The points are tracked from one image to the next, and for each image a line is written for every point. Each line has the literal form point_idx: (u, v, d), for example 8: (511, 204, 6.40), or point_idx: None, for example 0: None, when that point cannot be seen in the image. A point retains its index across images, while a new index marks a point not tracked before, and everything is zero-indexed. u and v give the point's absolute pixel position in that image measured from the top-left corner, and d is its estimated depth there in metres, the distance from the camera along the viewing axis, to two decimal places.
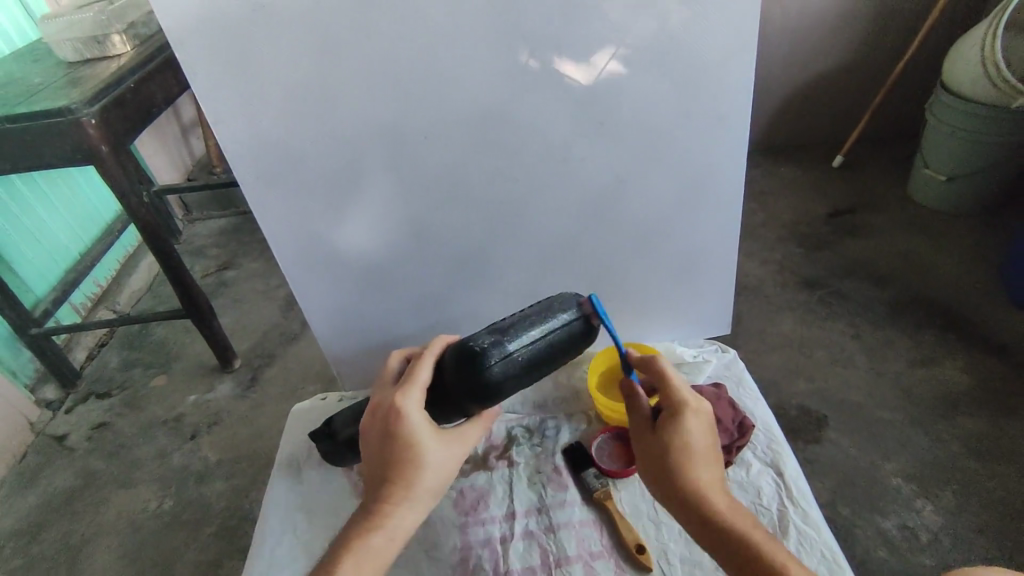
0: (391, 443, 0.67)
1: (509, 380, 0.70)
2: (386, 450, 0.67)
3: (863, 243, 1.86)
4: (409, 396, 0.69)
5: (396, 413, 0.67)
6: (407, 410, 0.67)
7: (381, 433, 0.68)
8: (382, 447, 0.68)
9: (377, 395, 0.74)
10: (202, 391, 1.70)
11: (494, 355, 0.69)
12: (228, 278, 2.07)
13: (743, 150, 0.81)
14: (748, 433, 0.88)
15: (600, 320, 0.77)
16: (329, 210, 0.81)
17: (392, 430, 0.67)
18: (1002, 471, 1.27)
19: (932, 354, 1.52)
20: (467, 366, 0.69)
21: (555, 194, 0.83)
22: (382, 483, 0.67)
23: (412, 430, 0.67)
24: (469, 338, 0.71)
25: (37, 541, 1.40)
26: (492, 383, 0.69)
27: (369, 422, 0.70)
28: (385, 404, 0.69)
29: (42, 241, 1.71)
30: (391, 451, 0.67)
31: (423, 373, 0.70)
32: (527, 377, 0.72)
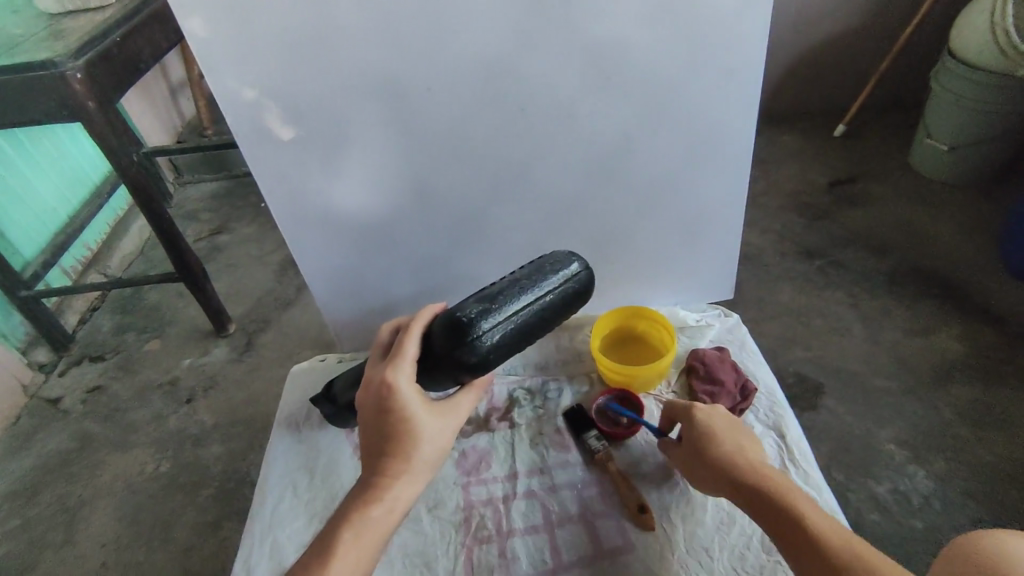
0: (381, 418, 0.66)
1: (499, 350, 0.68)
2: (377, 425, 0.66)
3: (864, 213, 1.85)
4: (398, 370, 0.67)
5: (384, 389, 0.66)
6: (395, 384, 0.66)
7: (374, 408, 0.66)
8: (374, 422, 0.67)
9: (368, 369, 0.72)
10: (197, 355, 1.69)
11: (481, 325, 0.66)
12: (221, 242, 2.04)
13: (754, 109, 0.79)
14: (751, 395, 0.87)
15: (594, 281, 0.74)
16: (328, 168, 0.79)
17: (381, 405, 0.66)
18: (994, 437, 1.29)
19: (929, 323, 1.52)
20: (453, 337, 0.67)
21: (560, 153, 0.81)
22: (375, 457, 0.66)
23: (402, 404, 0.65)
24: (457, 308, 0.69)
25: (35, 503, 1.40)
26: (482, 353, 0.67)
27: (361, 397, 0.68)
28: (373, 379, 0.67)
29: (29, 202, 1.67)
30: (382, 426, 0.66)
31: (410, 346, 0.68)
32: (520, 344, 0.70)
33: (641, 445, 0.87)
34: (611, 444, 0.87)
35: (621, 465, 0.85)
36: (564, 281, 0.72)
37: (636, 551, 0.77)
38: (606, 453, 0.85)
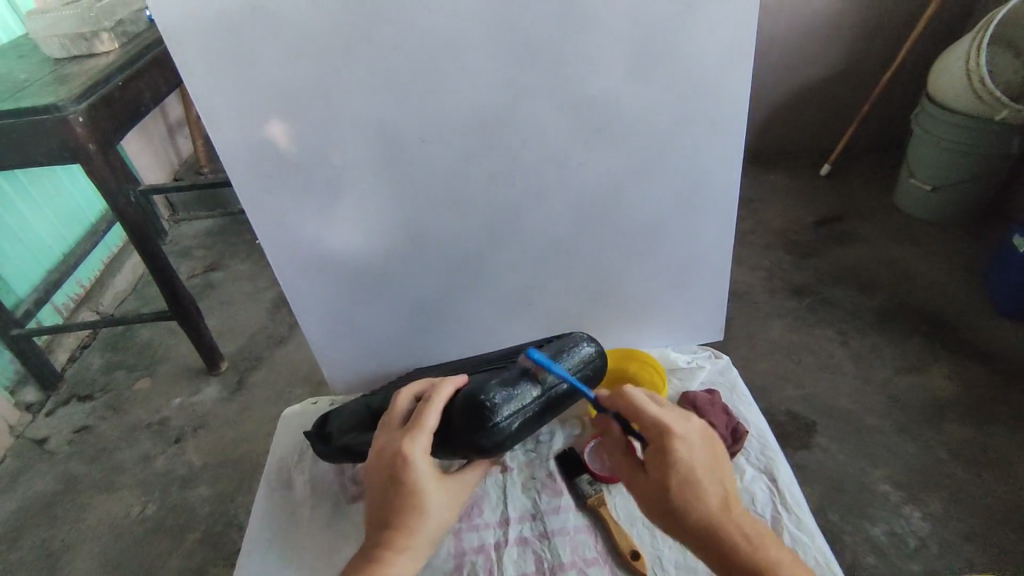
0: (394, 488, 0.63)
1: (514, 435, 0.71)
2: (389, 496, 0.64)
3: (851, 251, 1.88)
4: (417, 440, 0.65)
5: (401, 458, 0.63)
6: (413, 455, 0.64)
7: (386, 477, 0.64)
8: (383, 490, 0.64)
9: (380, 434, 0.68)
10: (187, 394, 1.68)
11: (502, 410, 0.69)
12: (215, 279, 2.04)
13: (740, 157, 0.82)
14: (743, 439, 0.84)
15: (605, 367, 0.79)
16: (325, 214, 0.81)
17: (396, 474, 0.63)
18: (987, 476, 1.29)
19: (919, 361, 1.53)
20: (475, 418, 0.68)
21: (551, 199, 0.83)
22: (380, 529, 0.63)
23: (416, 477, 0.63)
24: (478, 387, 0.70)
25: (15, 548, 1.37)
26: (499, 437, 0.70)
27: (373, 461, 0.66)
28: (389, 446, 0.65)
29: (24, 239, 1.68)
30: (394, 497, 0.63)
31: (432, 415, 0.66)
32: (534, 424, 0.73)
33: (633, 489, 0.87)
34: (603, 487, 0.87)
35: (613, 511, 0.84)
36: (578, 368, 0.76)
37: None
38: (599, 497, 0.85)
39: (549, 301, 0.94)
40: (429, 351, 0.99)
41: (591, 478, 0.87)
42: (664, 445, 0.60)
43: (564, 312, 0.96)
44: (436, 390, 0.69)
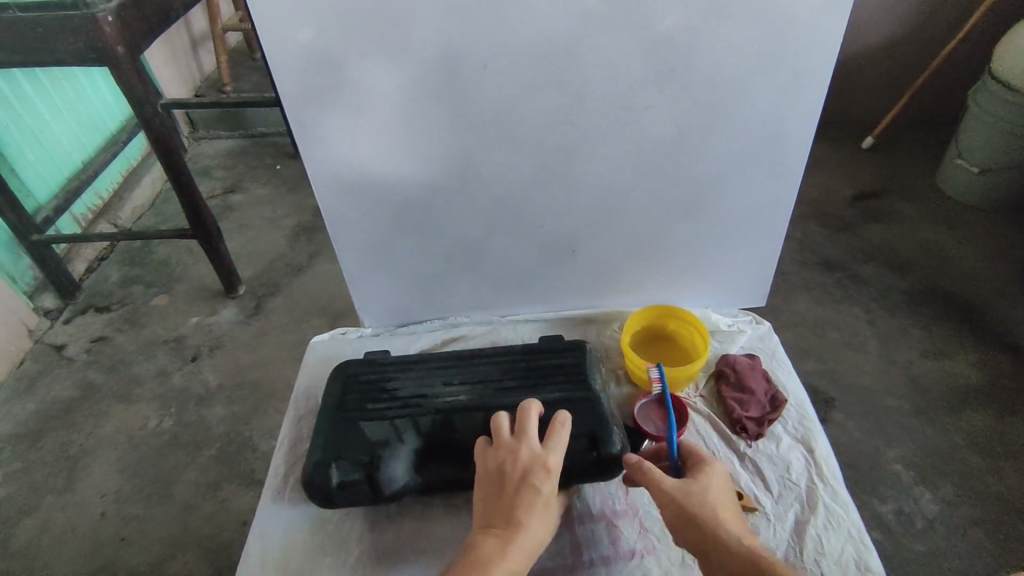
0: (527, 491, 0.64)
1: None
2: (521, 497, 0.63)
3: (888, 229, 1.82)
4: (550, 452, 0.68)
5: (540, 468, 0.66)
6: (553, 466, 0.66)
7: (519, 481, 0.65)
8: (512, 493, 0.64)
9: (505, 441, 0.69)
10: (204, 314, 1.67)
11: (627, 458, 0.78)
12: (234, 202, 2.01)
13: (816, 114, 0.77)
14: (781, 406, 0.83)
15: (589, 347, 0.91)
16: (375, 138, 0.77)
17: (534, 478, 0.65)
18: (1001, 465, 1.29)
19: (945, 346, 1.51)
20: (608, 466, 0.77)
21: (612, 142, 0.78)
22: (498, 527, 0.62)
23: (550, 489, 0.65)
24: (605, 445, 0.77)
25: (34, 448, 1.39)
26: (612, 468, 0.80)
27: (502, 463, 0.67)
28: (523, 456, 0.67)
29: (45, 144, 1.64)
30: (525, 497, 0.63)
31: (564, 439, 0.69)
32: None
33: (690, 440, 0.82)
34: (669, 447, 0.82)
35: None
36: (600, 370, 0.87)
37: (658, 554, 0.75)
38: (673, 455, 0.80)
39: (593, 251, 0.91)
40: (465, 291, 0.97)
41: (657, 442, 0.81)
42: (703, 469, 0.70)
43: (606, 264, 0.94)
44: (562, 418, 0.72)
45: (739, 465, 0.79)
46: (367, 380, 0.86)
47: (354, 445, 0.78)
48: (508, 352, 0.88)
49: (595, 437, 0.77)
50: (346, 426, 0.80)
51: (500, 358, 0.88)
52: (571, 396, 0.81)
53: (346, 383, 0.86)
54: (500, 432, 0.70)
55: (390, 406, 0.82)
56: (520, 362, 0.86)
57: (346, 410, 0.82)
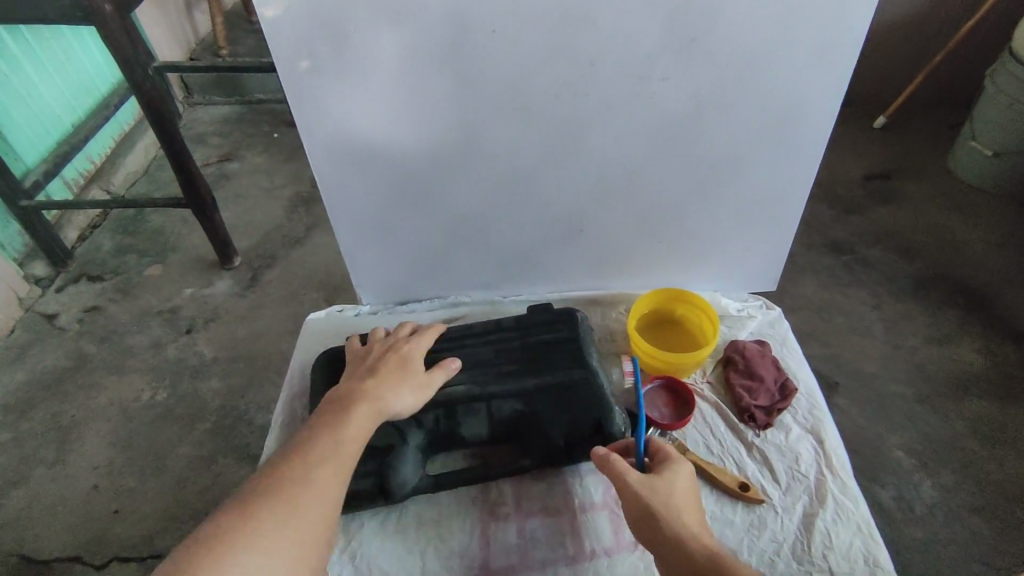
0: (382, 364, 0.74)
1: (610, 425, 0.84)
2: (368, 376, 0.72)
3: (899, 212, 1.78)
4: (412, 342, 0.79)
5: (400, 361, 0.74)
6: (411, 364, 0.75)
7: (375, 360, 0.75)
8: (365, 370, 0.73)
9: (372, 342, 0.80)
10: (199, 286, 1.64)
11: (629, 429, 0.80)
12: (230, 170, 1.96)
13: (841, 92, 0.73)
14: (791, 395, 0.81)
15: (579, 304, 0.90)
16: (374, 106, 0.73)
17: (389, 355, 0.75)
18: (1003, 453, 1.28)
19: (951, 333, 1.49)
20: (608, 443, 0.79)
21: (624, 117, 0.74)
22: (352, 391, 0.69)
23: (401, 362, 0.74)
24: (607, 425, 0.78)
25: (26, 419, 1.38)
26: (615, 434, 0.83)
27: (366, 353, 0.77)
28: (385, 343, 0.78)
29: (33, 107, 1.58)
30: (381, 376, 0.72)
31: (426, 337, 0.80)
32: None
33: (696, 429, 0.80)
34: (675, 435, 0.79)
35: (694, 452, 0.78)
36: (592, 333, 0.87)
37: None
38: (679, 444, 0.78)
39: (600, 229, 0.88)
40: (466, 269, 0.94)
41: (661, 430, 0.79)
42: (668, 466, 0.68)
43: (613, 245, 0.90)
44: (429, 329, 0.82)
45: (746, 455, 0.77)
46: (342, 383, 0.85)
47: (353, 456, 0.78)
48: (481, 330, 0.87)
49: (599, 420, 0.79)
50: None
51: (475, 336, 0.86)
52: (572, 376, 0.80)
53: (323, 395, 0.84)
54: (372, 337, 0.82)
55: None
56: (502, 339, 0.85)
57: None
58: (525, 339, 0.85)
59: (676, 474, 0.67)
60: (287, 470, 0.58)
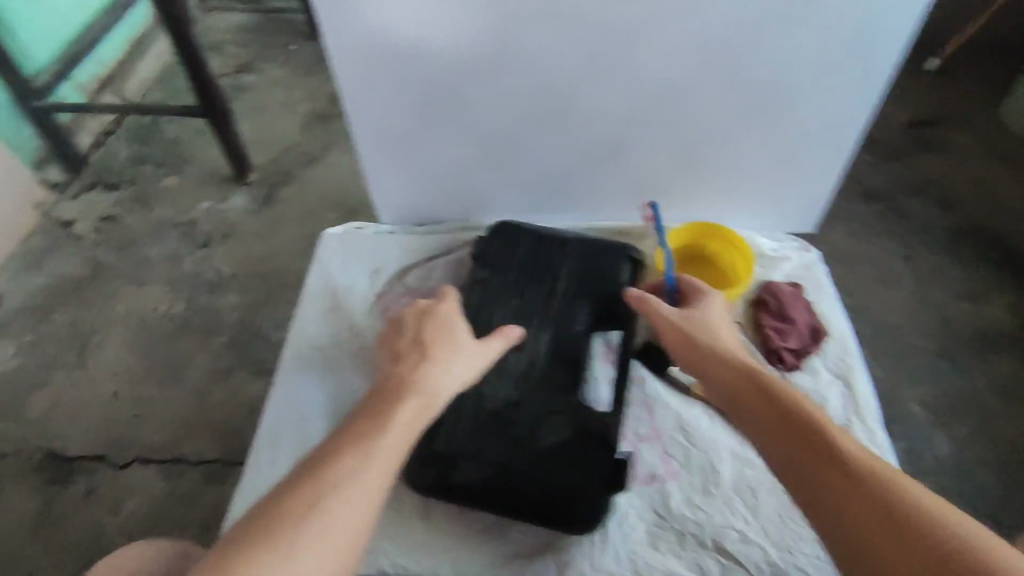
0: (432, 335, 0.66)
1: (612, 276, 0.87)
2: (419, 359, 0.63)
3: (943, 160, 1.68)
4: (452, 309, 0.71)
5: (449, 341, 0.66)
6: (460, 337, 0.67)
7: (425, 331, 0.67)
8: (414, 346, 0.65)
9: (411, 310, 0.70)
10: (215, 200, 1.61)
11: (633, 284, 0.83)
12: (246, 82, 1.89)
13: (919, 12, 0.66)
14: (822, 340, 0.79)
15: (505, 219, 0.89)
16: (404, 4, 0.68)
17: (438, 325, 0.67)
18: (1021, 412, 1.26)
19: (983, 289, 1.44)
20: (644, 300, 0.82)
21: (676, 29, 0.68)
22: (404, 376, 0.60)
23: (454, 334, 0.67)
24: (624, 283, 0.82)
25: (47, 323, 1.39)
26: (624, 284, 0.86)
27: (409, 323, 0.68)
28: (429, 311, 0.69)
29: (43, 3, 1.51)
30: (437, 352, 0.64)
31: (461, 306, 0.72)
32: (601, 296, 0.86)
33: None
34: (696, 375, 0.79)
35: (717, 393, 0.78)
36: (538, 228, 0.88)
37: (681, 481, 0.74)
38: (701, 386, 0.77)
39: (636, 156, 0.83)
40: (491, 192, 0.90)
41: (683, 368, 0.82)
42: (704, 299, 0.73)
43: (648, 173, 0.86)
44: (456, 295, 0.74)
45: None
46: (441, 449, 0.73)
47: (570, 471, 0.72)
48: (486, 288, 0.83)
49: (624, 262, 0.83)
50: (532, 471, 0.72)
51: (483, 292, 0.83)
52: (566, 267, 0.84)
53: (442, 469, 0.73)
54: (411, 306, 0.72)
55: (527, 424, 0.74)
56: (497, 279, 0.83)
57: (475, 458, 0.73)
58: (529, 237, 0.86)
59: (710, 307, 0.71)
60: (330, 456, 0.51)
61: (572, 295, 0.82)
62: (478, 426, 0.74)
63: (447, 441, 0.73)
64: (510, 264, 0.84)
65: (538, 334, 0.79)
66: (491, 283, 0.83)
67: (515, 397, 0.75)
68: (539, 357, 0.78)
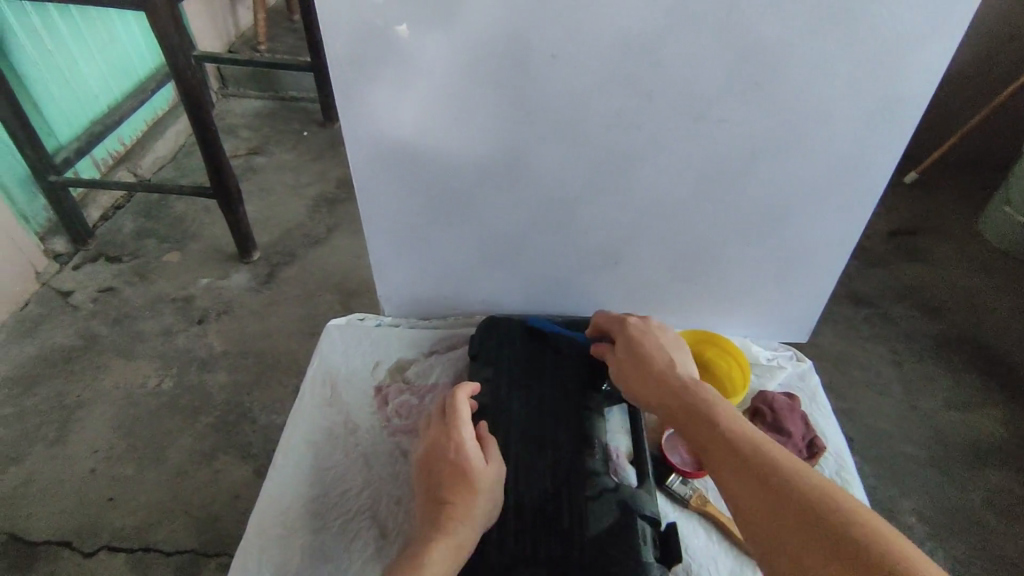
0: (442, 469, 0.66)
1: None
2: (437, 504, 0.63)
3: (925, 269, 1.74)
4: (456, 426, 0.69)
5: (463, 456, 0.66)
6: (468, 464, 0.65)
7: (437, 467, 0.66)
8: (430, 488, 0.65)
9: (427, 437, 0.70)
10: (216, 277, 1.63)
11: None
12: (257, 164, 1.96)
13: (898, 150, 0.71)
14: (818, 454, 0.79)
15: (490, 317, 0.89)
16: (423, 118, 0.72)
17: (444, 458, 0.66)
18: (1019, 529, 1.24)
19: (973, 398, 1.45)
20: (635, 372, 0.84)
21: (676, 153, 0.73)
22: (426, 530, 0.62)
23: (462, 461, 0.65)
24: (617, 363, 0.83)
25: (30, 395, 1.36)
26: None
27: (424, 457, 0.68)
28: (435, 440, 0.69)
29: (72, 84, 1.59)
30: (450, 492, 0.64)
31: (463, 415, 0.69)
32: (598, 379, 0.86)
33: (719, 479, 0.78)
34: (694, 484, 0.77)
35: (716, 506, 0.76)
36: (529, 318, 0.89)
37: None
38: (700, 498, 0.75)
39: (635, 263, 0.86)
40: (495, 290, 0.93)
41: (682, 476, 0.77)
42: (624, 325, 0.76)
43: (645, 279, 0.89)
44: (458, 400, 0.71)
45: None
46: (492, 559, 0.67)
47: (624, 550, 0.66)
48: (494, 387, 0.80)
49: None
50: (587, 559, 0.67)
51: (491, 389, 0.81)
52: (565, 350, 0.85)
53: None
54: (427, 432, 0.71)
55: (570, 511, 0.70)
56: (506, 372, 0.82)
57: (506, 553, 0.68)
58: (525, 324, 0.87)
59: (640, 330, 0.75)
60: None
61: (577, 380, 0.82)
62: (522, 524, 0.70)
63: (494, 548, 0.68)
64: (512, 356, 0.84)
65: (553, 425, 0.77)
66: (497, 380, 0.81)
67: (545, 487, 0.72)
68: (563, 446, 0.76)
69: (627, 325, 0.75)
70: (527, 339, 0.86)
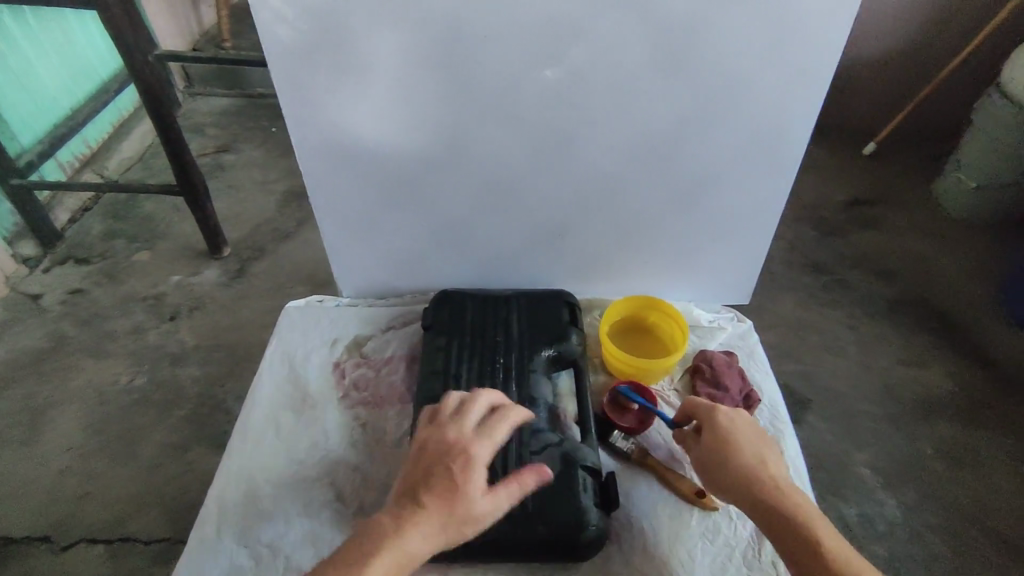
0: (441, 466, 0.61)
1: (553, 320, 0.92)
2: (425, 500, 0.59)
3: (881, 236, 1.80)
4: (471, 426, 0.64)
5: (460, 449, 0.62)
6: (473, 467, 0.61)
7: (437, 461, 0.62)
8: (424, 479, 0.61)
9: (435, 427, 0.65)
10: (186, 274, 1.65)
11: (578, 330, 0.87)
12: (225, 161, 1.97)
13: (814, 115, 0.75)
14: (753, 406, 0.85)
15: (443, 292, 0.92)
16: (362, 101, 0.75)
17: (448, 457, 0.61)
18: (967, 477, 1.30)
19: (925, 357, 1.51)
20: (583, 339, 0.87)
21: (606, 126, 0.76)
22: (407, 518, 0.58)
23: (468, 463, 0.61)
24: (563, 330, 0.86)
25: (4, 396, 1.38)
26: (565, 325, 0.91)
27: (425, 446, 0.64)
28: (446, 434, 0.64)
29: (31, 88, 1.59)
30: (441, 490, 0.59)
31: (478, 414, 0.65)
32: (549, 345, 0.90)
33: (659, 434, 0.83)
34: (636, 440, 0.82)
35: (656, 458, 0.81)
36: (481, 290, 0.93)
37: (621, 544, 0.74)
38: (641, 452, 0.80)
39: (579, 235, 0.90)
40: (448, 268, 0.96)
41: (625, 433, 0.82)
42: (711, 418, 0.71)
43: (590, 251, 0.92)
44: (482, 399, 0.67)
45: None
46: None
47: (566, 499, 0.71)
48: (446, 357, 0.84)
49: (569, 305, 0.89)
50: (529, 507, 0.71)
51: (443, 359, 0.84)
52: (514, 319, 0.88)
53: None
54: (435, 419, 0.67)
55: (515, 464, 0.74)
56: (457, 341, 0.86)
57: None
58: (475, 296, 0.91)
59: (724, 424, 0.69)
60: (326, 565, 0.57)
61: (524, 346, 0.85)
62: None
63: None
64: (463, 327, 0.88)
65: (501, 388, 0.81)
66: (450, 350, 0.85)
67: None
68: None
69: (714, 417, 0.70)
70: (478, 309, 0.90)
